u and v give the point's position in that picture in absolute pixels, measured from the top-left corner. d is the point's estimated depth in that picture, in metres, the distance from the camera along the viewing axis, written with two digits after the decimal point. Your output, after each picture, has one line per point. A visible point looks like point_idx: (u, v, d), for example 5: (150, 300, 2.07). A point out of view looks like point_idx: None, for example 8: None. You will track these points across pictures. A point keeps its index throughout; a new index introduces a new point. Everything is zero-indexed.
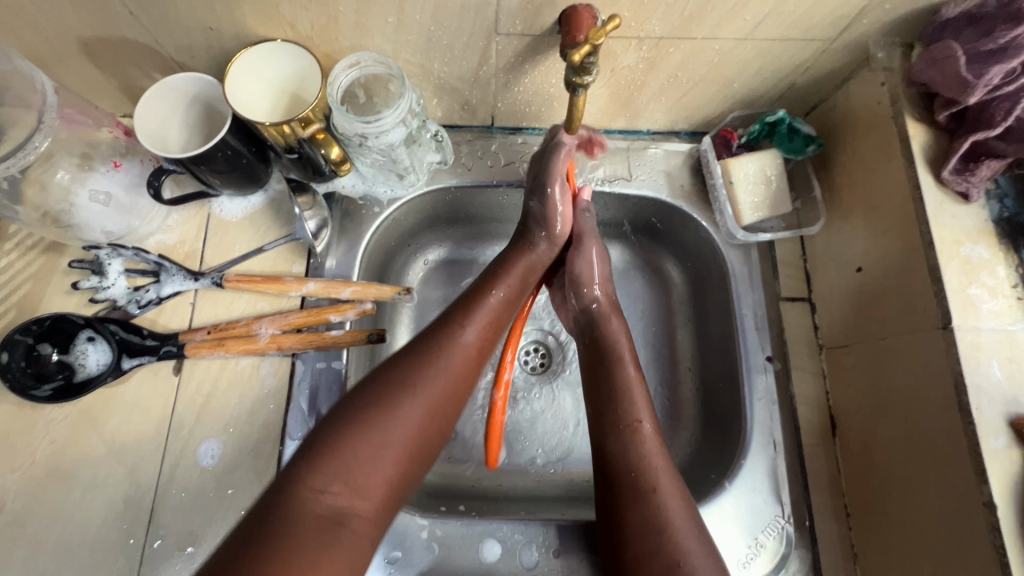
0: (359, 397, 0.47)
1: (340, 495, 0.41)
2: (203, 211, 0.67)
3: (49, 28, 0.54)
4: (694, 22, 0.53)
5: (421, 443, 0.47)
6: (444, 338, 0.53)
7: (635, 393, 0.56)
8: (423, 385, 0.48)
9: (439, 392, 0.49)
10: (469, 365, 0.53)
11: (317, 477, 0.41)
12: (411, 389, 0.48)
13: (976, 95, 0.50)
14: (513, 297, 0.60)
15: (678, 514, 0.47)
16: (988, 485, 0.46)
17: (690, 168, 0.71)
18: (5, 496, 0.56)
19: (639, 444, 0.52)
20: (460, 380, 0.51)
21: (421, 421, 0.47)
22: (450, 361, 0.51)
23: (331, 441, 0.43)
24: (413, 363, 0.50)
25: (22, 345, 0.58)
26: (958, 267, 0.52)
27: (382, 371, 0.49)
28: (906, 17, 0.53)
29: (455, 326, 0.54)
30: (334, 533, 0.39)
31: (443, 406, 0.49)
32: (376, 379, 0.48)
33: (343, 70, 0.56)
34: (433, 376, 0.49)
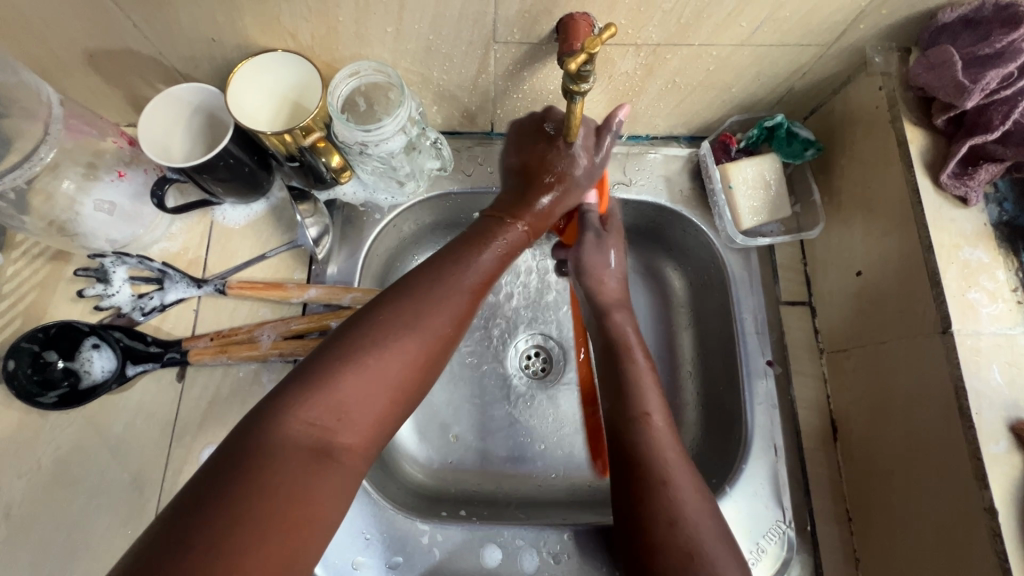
0: (357, 321, 0.43)
1: (327, 424, 0.38)
2: (206, 219, 0.68)
3: (54, 40, 0.55)
4: (691, 28, 0.53)
5: (419, 377, 0.43)
6: (447, 272, 0.48)
7: (645, 386, 0.56)
8: (425, 323, 0.44)
9: (442, 331, 0.45)
10: (473, 305, 0.48)
11: (303, 402, 0.38)
12: (410, 323, 0.44)
13: (973, 99, 0.50)
14: (520, 242, 0.55)
15: (692, 505, 0.47)
16: (989, 490, 0.46)
17: (689, 173, 0.71)
18: (11, 502, 0.57)
19: (651, 436, 0.52)
20: (462, 319, 0.47)
21: (418, 358, 0.43)
22: (452, 292, 0.47)
23: (321, 369, 0.40)
24: (415, 297, 0.45)
25: (28, 352, 0.59)
26: (957, 272, 0.52)
27: (382, 301, 0.45)
28: (903, 22, 0.53)
29: (462, 263, 0.50)
30: (320, 465, 0.37)
31: (444, 343, 0.45)
32: (374, 310, 0.44)
33: (343, 79, 0.57)
34: (436, 310, 0.45)
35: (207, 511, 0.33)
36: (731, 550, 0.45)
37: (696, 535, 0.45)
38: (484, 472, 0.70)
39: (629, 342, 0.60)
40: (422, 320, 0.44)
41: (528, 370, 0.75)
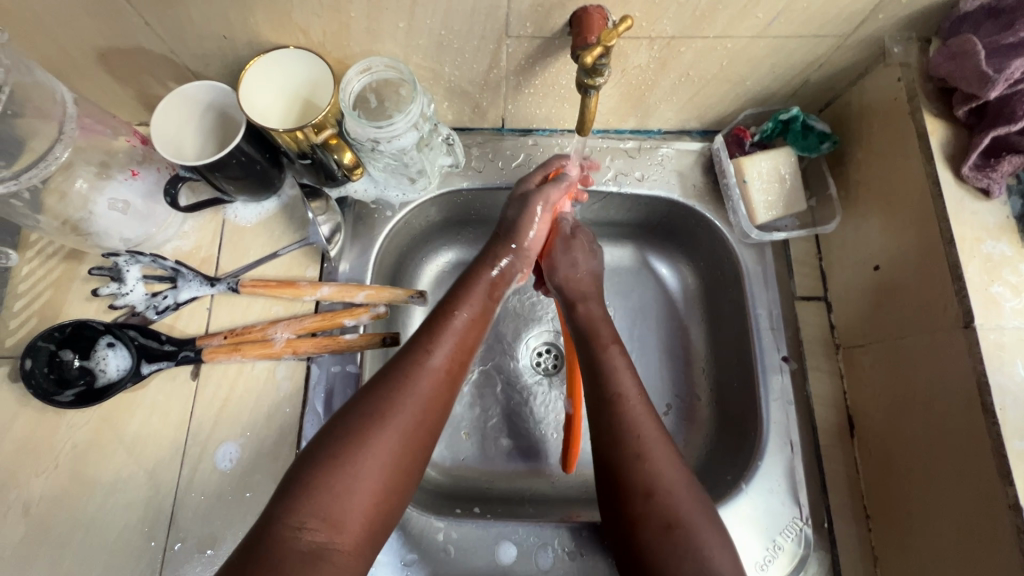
0: (334, 428, 0.45)
1: (320, 533, 0.40)
2: (218, 217, 0.68)
3: (67, 39, 0.55)
4: (706, 20, 0.52)
5: (401, 468, 0.44)
6: (412, 361, 0.49)
7: (616, 366, 0.54)
8: (395, 416, 0.45)
9: (415, 420, 0.46)
10: (442, 389, 0.49)
11: (292, 515, 0.40)
12: (381, 419, 0.45)
13: (996, 89, 0.49)
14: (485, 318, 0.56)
15: (662, 480, 0.47)
16: (1013, 487, 0.45)
17: (702, 168, 0.70)
18: (29, 499, 0.58)
19: (626, 413, 0.51)
20: (432, 407, 0.47)
21: (395, 452, 0.44)
22: (423, 381, 0.48)
23: (303, 479, 0.42)
24: (384, 391, 0.47)
25: (44, 351, 0.59)
26: (979, 265, 0.51)
27: (355, 405, 0.46)
28: (923, 11, 0.52)
29: (424, 345, 0.51)
30: (319, 570, 0.39)
31: (418, 432, 0.46)
32: (349, 411, 0.46)
33: (355, 76, 0.56)
34: (405, 401, 0.46)
35: None
36: (714, 527, 0.45)
37: (677, 511, 0.45)
38: (497, 469, 0.70)
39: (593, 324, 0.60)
40: (391, 412, 0.45)
41: (540, 367, 0.74)
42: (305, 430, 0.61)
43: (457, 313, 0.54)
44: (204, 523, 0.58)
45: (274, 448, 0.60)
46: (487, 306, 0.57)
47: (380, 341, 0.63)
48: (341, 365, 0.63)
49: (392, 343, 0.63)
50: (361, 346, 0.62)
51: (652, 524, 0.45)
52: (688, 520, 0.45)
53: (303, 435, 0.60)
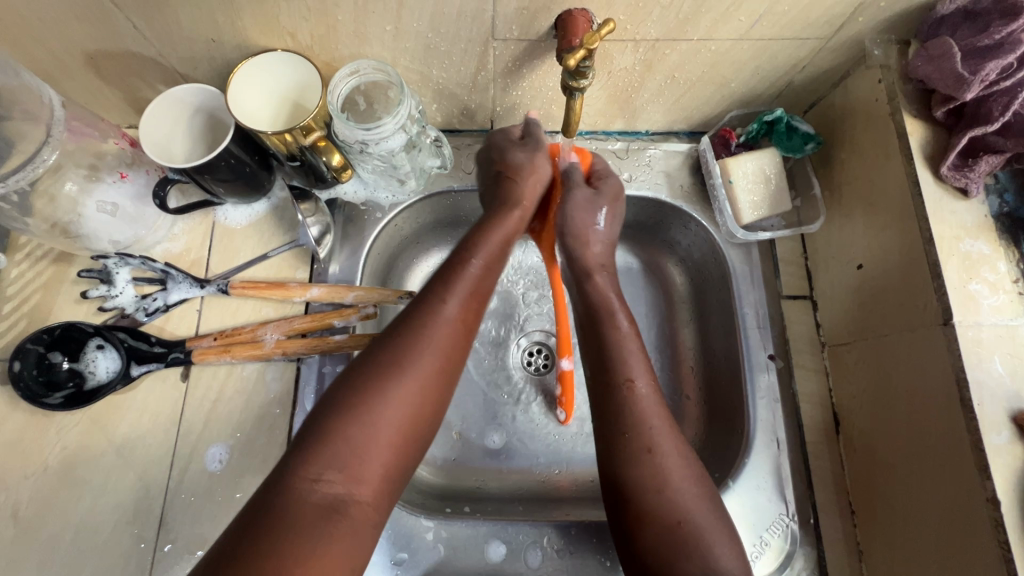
0: (345, 385, 0.45)
1: (337, 483, 0.41)
2: (208, 219, 0.68)
3: (56, 43, 0.55)
4: (689, 23, 0.53)
5: (417, 416, 0.45)
6: (426, 313, 0.49)
7: (628, 349, 0.53)
8: (411, 366, 0.46)
9: (432, 367, 0.47)
10: (456, 339, 0.50)
11: (310, 467, 0.41)
12: (398, 371, 0.45)
13: (973, 91, 0.50)
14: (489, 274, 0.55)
15: (679, 474, 0.47)
16: (991, 481, 0.46)
17: (689, 168, 0.71)
18: (18, 502, 0.58)
19: (635, 402, 0.50)
20: (449, 355, 0.48)
21: (412, 402, 0.45)
22: (435, 336, 0.48)
23: (319, 433, 0.42)
24: (400, 343, 0.47)
25: (34, 353, 0.59)
26: (958, 263, 0.52)
27: (370, 355, 0.47)
28: (902, 14, 0.53)
29: (433, 303, 0.50)
30: (335, 524, 0.39)
31: (435, 382, 0.47)
32: (362, 362, 0.46)
33: (343, 79, 0.57)
34: (422, 349, 0.47)
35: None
36: (715, 512, 0.46)
37: (682, 505, 0.45)
38: (488, 469, 0.70)
39: (607, 300, 0.58)
40: (407, 363, 0.46)
41: (530, 367, 0.75)
42: (295, 430, 0.61)
43: (471, 262, 0.54)
44: (194, 524, 0.58)
45: (264, 448, 0.61)
46: (500, 256, 0.57)
47: (370, 342, 0.63)
48: (331, 365, 0.63)
49: None
50: (351, 346, 0.62)
51: (657, 518, 0.45)
52: (686, 508, 0.45)
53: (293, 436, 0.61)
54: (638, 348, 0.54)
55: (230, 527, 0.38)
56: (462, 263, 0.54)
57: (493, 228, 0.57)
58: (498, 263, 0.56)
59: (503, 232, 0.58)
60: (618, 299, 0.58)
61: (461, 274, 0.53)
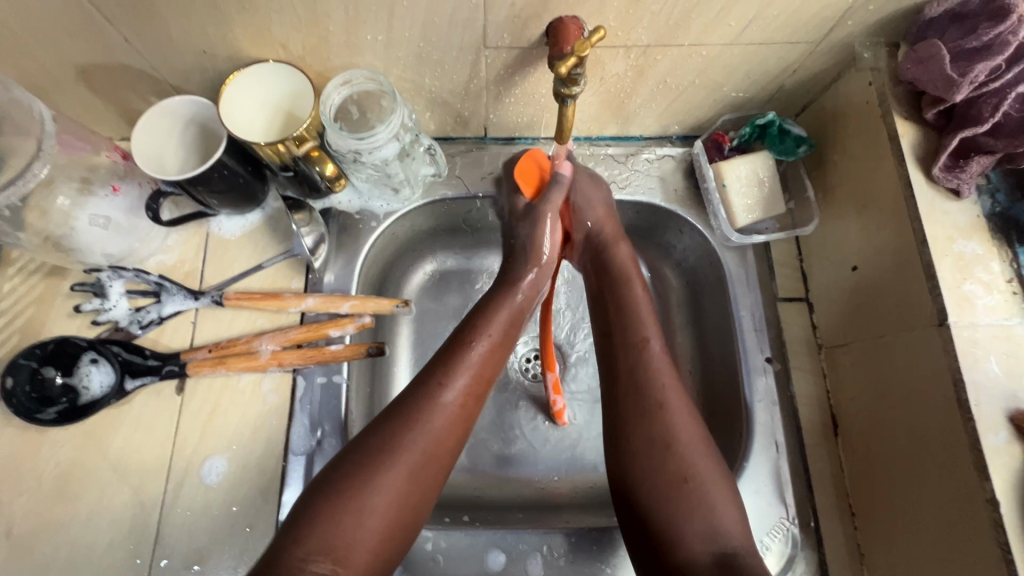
0: (345, 462, 0.47)
1: (324, 566, 0.43)
2: (201, 231, 0.68)
3: (46, 57, 0.55)
4: (680, 28, 0.53)
5: (407, 505, 0.47)
6: (423, 399, 0.51)
7: (642, 313, 0.59)
8: (405, 454, 0.48)
9: (426, 453, 0.49)
10: (454, 426, 0.51)
11: (299, 549, 0.43)
12: (393, 456, 0.47)
13: (962, 92, 0.50)
14: (490, 361, 0.56)
15: (704, 466, 0.50)
16: (990, 481, 0.46)
17: (683, 172, 0.71)
18: (12, 520, 0.57)
19: (646, 359, 0.56)
20: (443, 444, 0.50)
21: (402, 491, 0.47)
22: (431, 423, 0.50)
23: (311, 516, 0.44)
24: (397, 430, 0.49)
25: (26, 369, 0.59)
26: (951, 264, 0.52)
27: (373, 431, 0.49)
28: (891, 17, 0.53)
29: (434, 389, 0.52)
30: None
31: (427, 470, 0.48)
32: (360, 448, 0.48)
33: (336, 88, 0.57)
34: (418, 435, 0.49)
35: None
36: (731, 492, 0.50)
37: (709, 495, 0.49)
38: (486, 476, 0.70)
39: (636, 305, 0.60)
40: (400, 452, 0.48)
41: (527, 373, 0.75)
42: (293, 442, 0.60)
43: (476, 345, 0.55)
44: (190, 538, 0.57)
45: (261, 460, 0.60)
46: (503, 337, 0.58)
47: (366, 351, 0.63)
48: (327, 375, 0.63)
49: (377, 353, 0.63)
50: (348, 356, 0.62)
51: (682, 504, 0.49)
52: (710, 490, 0.49)
53: (291, 448, 0.60)
54: (664, 358, 0.56)
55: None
56: (464, 348, 0.55)
57: (496, 309, 0.59)
58: (502, 347, 0.58)
59: (507, 313, 0.59)
60: (636, 271, 0.63)
61: (466, 359, 0.54)
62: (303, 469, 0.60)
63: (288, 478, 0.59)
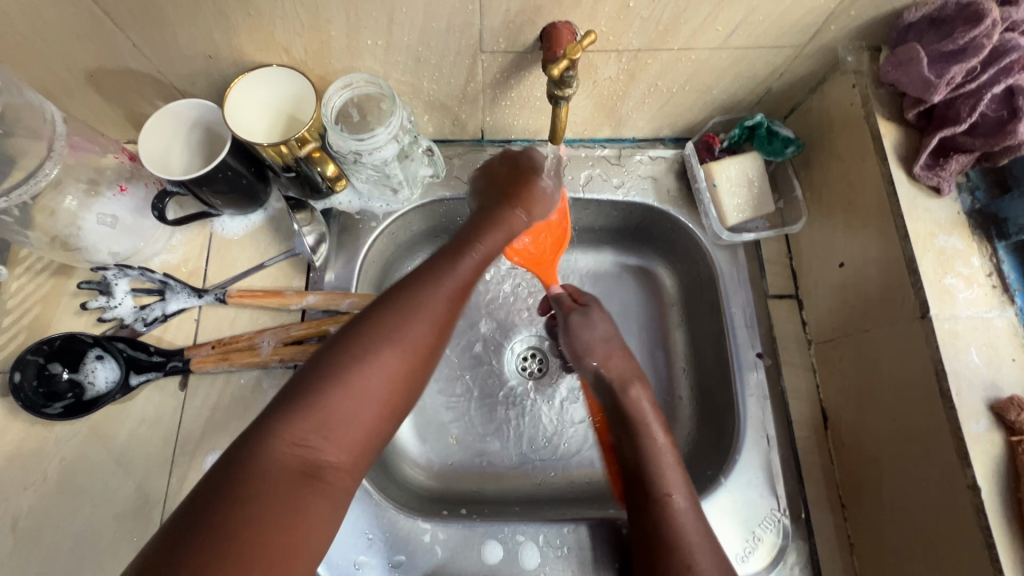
0: (340, 339, 0.42)
1: (313, 448, 0.39)
2: (205, 230, 0.70)
3: (56, 62, 0.57)
4: (669, 33, 0.56)
5: (404, 387, 0.43)
6: (422, 284, 0.46)
7: (666, 465, 0.55)
8: (407, 334, 0.43)
9: (425, 337, 0.44)
10: (453, 309, 0.47)
11: (286, 426, 0.38)
12: (394, 333, 0.43)
13: (940, 93, 0.52)
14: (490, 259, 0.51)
15: None
16: (971, 468, 0.47)
17: (675, 173, 0.73)
18: (18, 513, 0.58)
19: (671, 514, 0.52)
20: (442, 332, 0.45)
21: (402, 367, 0.42)
22: (434, 306, 0.45)
23: (305, 392, 0.40)
24: (399, 310, 0.44)
25: (33, 364, 0.60)
26: (933, 259, 0.53)
27: (370, 312, 0.44)
28: (872, 22, 0.56)
29: (437, 274, 0.47)
30: (308, 491, 0.37)
31: (426, 355, 0.44)
32: (353, 330, 0.43)
33: (337, 92, 0.59)
34: (416, 319, 0.44)
35: (197, 537, 0.33)
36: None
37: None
38: (483, 472, 0.71)
39: (659, 459, 0.55)
40: (404, 332, 0.43)
41: (524, 371, 0.76)
42: None
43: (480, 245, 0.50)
44: None
45: None
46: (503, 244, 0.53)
47: None
48: None
49: None
50: None
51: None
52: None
53: None
54: (684, 490, 0.53)
55: (191, 494, 0.36)
56: (465, 247, 0.50)
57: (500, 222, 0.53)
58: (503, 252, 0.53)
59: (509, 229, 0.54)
60: (654, 414, 0.59)
61: (469, 257, 0.49)
62: None
63: None
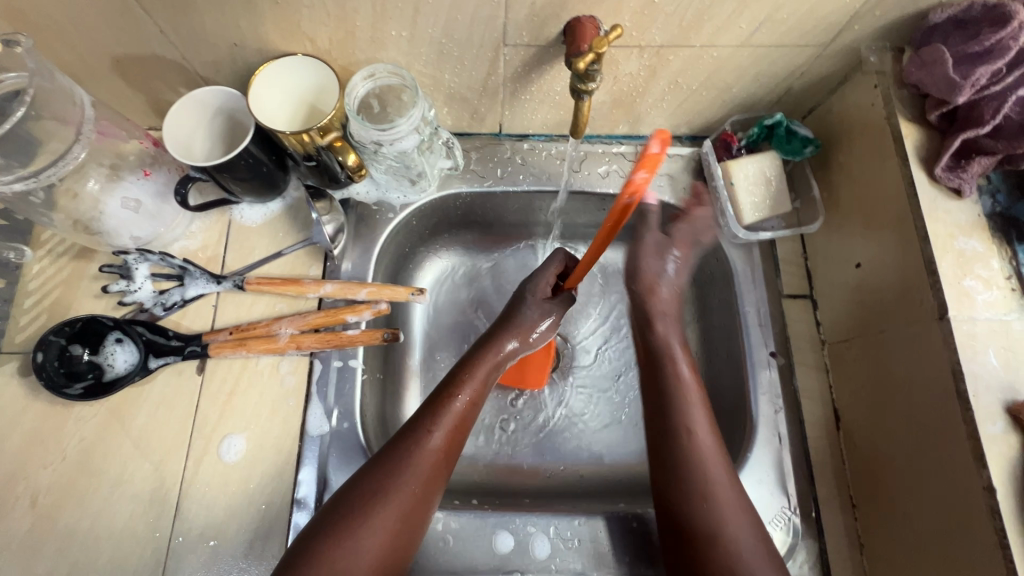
0: (339, 507, 0.49)
1: None
2: (224, 218, 0.70)
3: (84, 46, 0.57)
4: (692, 30, 0.56)
5: (394, 551, 0.49)
6: (411, 445, 0.52)
7: (691, 401, 0.58)
8: (394, 497, 0.50)
9: (412, 498, 0.51)
10: (437, 471, 0.53)
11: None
12: (382, 499, 0.49)
13: (964, 94, 0.52)
14: (467, 410, 0.57)
15: (726, 499, 0.52)
16: (987, 470, 0.47)
17: (692, 171, 0.73)
18: (37, 491, 0.59)
19: (694, 448, 0.55)
20: (429, 483, 0.52)
21: (390, 534, 0.49)
22: (418, 468, 0.52)
23: (310, 549, 0.47)
24: (387, 471, 0.51)
25: (56, 345, 0.61)
26: (953, 260, 0.53)
27: (364, 476, 0.51)
28: (896, 22, 0.56)
29: (418, 441, 0.53)
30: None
31: (414, 513, 0.50)
32: (353, 492, 0.50)
33: (359, 82, 0.59)
34: (401, 488, 0.50)
35: None
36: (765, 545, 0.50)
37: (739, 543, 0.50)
38: (493, 465, 0.71)
39: (681, 389, 0.59)
40: (390, 494, 0.50)
41: None
42: (310, 423, 0.63)
43: (460, 394, 0.57)
44: (208, 513, 0.59)
45: (278, 440, 0.62)
46: (484, 388, 0.59)
47: (381, 337, 0.65)
48: (343, 360, 0.65)
49: (392, 340, 0.65)
50: (364, 342, 0.64)
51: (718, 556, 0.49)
52: (746, 539, 0.50)
53: (308, 428, 0.62)
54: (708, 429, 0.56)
55: None
56: (448, 397, 0.57)
57: (479, 362, 0.60)
58: (481, 402, 0.59)
59: (489, 363, 0.60)
60: (680, 348, 0.63)
61: (455, 401, 0.56)
62: (318, 451, 0.62)
63: (304, 457, 0.61)
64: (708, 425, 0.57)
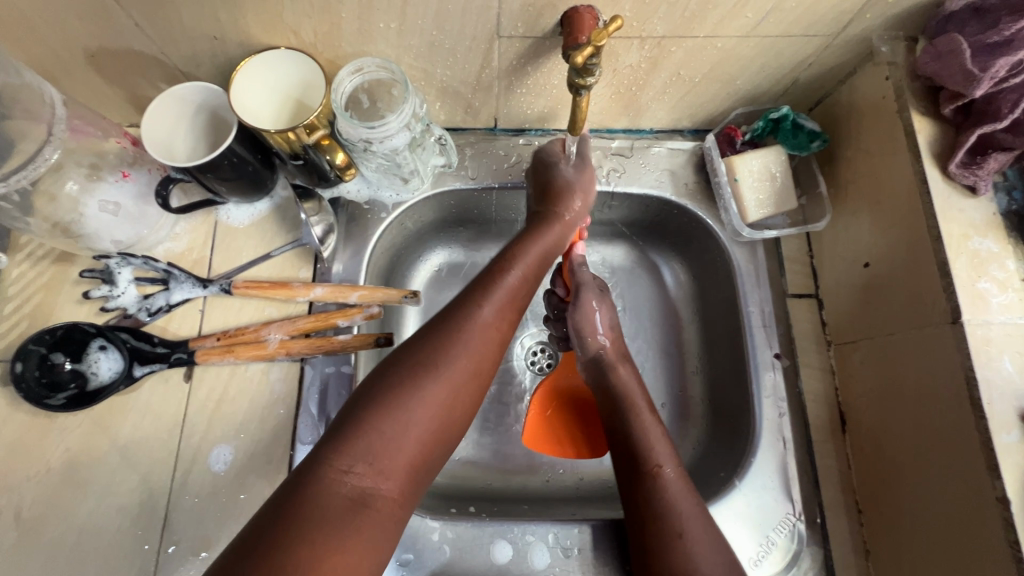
0: (383, 376, 0.45)
1: (364, 473, 0.40)
2: (210, 219, 0.68)
3: (56, 41, 0.55)
4: (695, 20, 0.53)
5: (447, 422, 0.45)
6: (463, 315, 0.50)
7: (636, 390, 0.60)
8: (449, 364, 0.46)
9: (467, 369, 0.47)
10: (493, 342, 0.50)
11: (341, 458, 0.40)
12: (434, 368, 0.46)
13: (982, 88, 0.50)
14: (520, 285, 0.55)
15: (684, 502, 0.51)
16: (1001, 481, 0.46)
17: (694, 166, 0.71)
18: (21, 504, 0.57)
19: (644, 432, 0.56)
20: (483, 359, 0.49)
21: (444, 403, 0.45)
22: (475, 336, 0.49)
23: (357, 421, 0.42)
24: (441, 341, 0.47)
25: (36, 354, 0.59)
26: (967, 261, 0.52)
27: (412, 344, 0.48)
28: (910, 10, 0.53)
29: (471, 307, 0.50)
30: (361, 518, 0.39)
31: (468, 383, 0.47)
32: (404, 358, 0.46)
33: (348, 76, 0.56)
34: (459, 354, 0.47)
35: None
36: None
37: None
38: (491, 470, 0.70)
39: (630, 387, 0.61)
40: (445, 362, 0.46)
41: (534, 366, 0.75)
42: (300, 431, 0.60)
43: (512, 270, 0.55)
44: (197, 526, 0.58)
45: (269, 447, 0.60)
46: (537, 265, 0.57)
47: (375, 341, 0.63)
48: (336, 365, 0.63)
49: (387, 343, 0.63)
50: (356, 347, 0.62)
51: None
52: None
53: (298, 437, 0.60)
54: (650, 415, 0.58)
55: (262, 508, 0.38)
56: (500, 273, 0.54)
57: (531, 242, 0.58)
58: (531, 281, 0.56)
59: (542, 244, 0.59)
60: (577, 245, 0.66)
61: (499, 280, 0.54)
62: None
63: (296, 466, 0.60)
64: (667, 439, 0.56)
